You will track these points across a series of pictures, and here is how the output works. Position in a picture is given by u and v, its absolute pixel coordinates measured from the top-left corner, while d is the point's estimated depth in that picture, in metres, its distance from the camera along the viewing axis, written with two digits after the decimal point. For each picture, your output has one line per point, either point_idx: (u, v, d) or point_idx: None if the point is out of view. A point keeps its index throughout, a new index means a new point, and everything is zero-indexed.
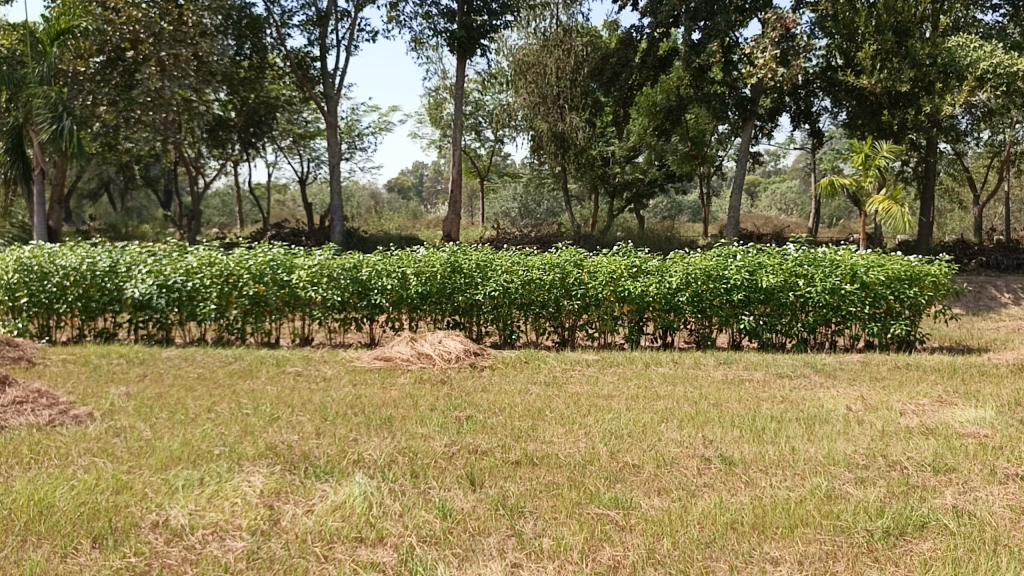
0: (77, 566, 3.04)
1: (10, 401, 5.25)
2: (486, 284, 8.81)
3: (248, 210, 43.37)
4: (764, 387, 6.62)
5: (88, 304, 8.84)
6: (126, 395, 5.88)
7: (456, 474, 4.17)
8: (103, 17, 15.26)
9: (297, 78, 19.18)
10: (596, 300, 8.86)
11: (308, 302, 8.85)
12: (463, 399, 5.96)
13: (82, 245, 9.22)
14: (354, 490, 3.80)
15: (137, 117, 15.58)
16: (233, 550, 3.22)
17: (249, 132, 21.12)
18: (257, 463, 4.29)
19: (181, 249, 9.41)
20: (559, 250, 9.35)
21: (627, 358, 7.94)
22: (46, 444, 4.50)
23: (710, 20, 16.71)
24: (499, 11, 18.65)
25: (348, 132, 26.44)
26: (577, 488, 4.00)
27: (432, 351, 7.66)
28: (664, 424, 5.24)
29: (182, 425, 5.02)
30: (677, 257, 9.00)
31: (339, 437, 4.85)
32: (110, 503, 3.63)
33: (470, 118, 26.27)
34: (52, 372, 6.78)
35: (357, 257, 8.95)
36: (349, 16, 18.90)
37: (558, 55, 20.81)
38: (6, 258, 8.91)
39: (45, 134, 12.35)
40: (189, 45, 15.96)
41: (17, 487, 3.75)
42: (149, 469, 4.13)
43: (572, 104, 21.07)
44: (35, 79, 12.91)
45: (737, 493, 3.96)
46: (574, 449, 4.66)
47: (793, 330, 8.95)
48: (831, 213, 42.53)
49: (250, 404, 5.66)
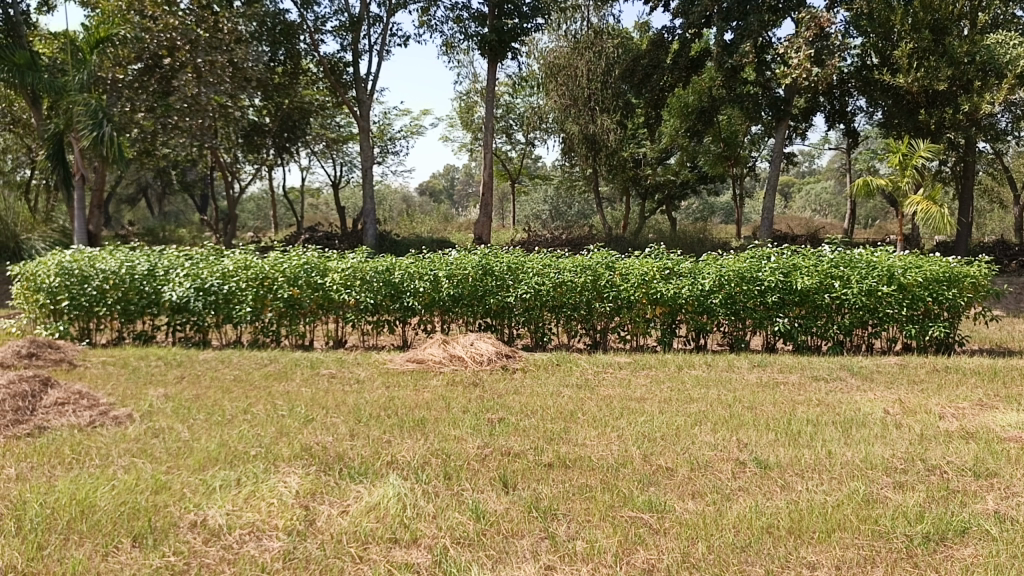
0: (118, 565, 3.09)
1: (51, 403, 5.39)
2: (518, 286, 8.82)
3: (282, 214, 44.19)
4: (800, 390, 6.55)
5: (126, 308, 8.99)
6: (164, 397, 5.96)
7: (489, 476, 4.18)
8: (140, 25, 15.41)
9: (329, 83, 19.33)
10: (628, 302, 8.80)
11: (341, 304, 8.93)
12: (495, 401, 5.98)
13: (121, 250, 9.41)
14: (388, 491, 3.82)
15: (174, 123, 15.78)
16: (270, 550, 3.26)
17: (284, 136, 21.65)
18: (293, 464, 4.33)
19: (219, 253, 9.57)
20: (591, 252, 9.33)
21: (660, 360, 7.92)
22: (87, 445, 4.59)
23: (743, 20, 16.59)
24: (530, 14, 18.59)
25: (379, 136, 26.70)
26: (610, 490, 4.00)
27: (464, 353, 7.68)
28: (697, 427, 5.20)
29: (219, 426, 5.10)
30: (710, 259, 8.94)
31: (372, 439, 4.88)
32: (150, 503, 3.69)
33: (501, 121, 26.39)
34: (92, 373, 6.92)
35: (389, 260, 9.01)
36: (381, 21, 19.08)
37: (589, 57, 20.67)
38: (48, 262, 9.10)
39: (86, 140, 12.63)
40: (224, 51, 16.34)
41: (60, 486, 3.83)
42: (187, 469, 4.19)
43: (603, 106, 21.02)
44: (75, 86, 13.13)
45: (774, 497, 3.92)
46: (607, 451, 4.65)
47: (829, 332, 8.83)
48: (867, 214, 42.34)
49: (285, 406, 5.72)
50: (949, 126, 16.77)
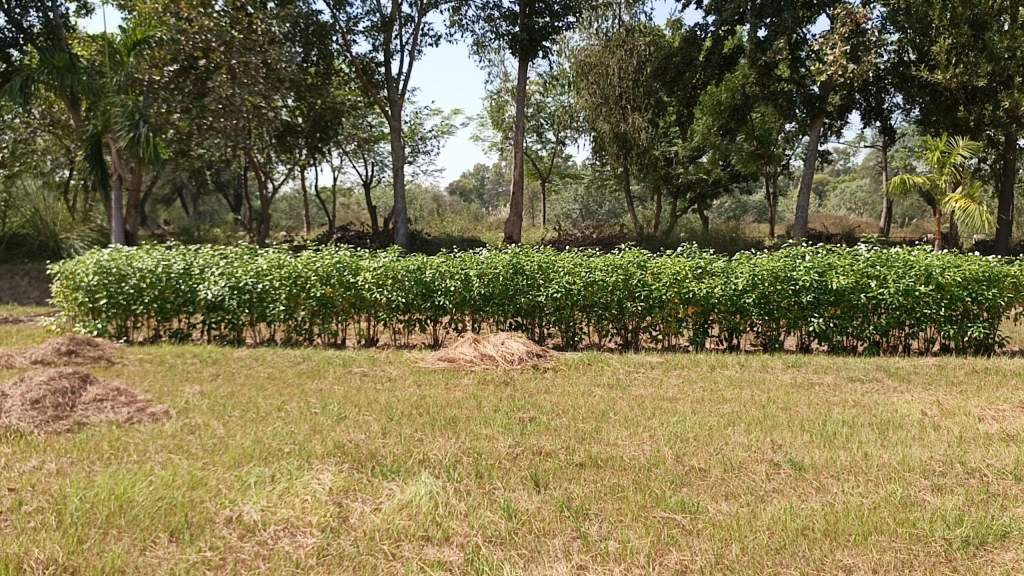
0: (156, 559, 3.14)
1: (90, 399, 5.48)
2: (548, 286, 8.80)
3: (314, 214, 44.58)
4: (835, 391, 6.46)
5: (162, 306, 9.12)
6: (200, 394, 6.05)
7: (520, 475, 4.18)
8: (176, 27, 15.67)
9: (361, 83, 19.45)
10: (660, 301, 8.74)
11: (373, 303, 8.99)
12: (526, 400, 5.97)
13: (157, 249, 9.55)
14: (421, 489, 3.84)
15: (208, 124, 16.05)
16: (304, 546, 3.29)
17: (316, 137, 21.84)
18: (326, 461, 4.37)
19: (253, 252, 9.67)
20: (622, 251, 9.28)
21: (693, 360, 7.87)
22: (125, 441, 4.67)
23: (777, 17, 16.41)
24: (561, 12, 18.54)
25: (410, 136, 26.81)
26: (642, 490, 3.98)
27: (495, 352, 7.69)
28: (730, 428, 5.16)
29: (254, 423, 5.16)
30: (743, 259, 8.86)
31: (404, 437, 4.90)
32: (186, 498, 3.75)
33: (531, 120, 26.38)
34: (129, 371, 7.02)
35: (421, 259, 9.05)
36: (412, 22, 19.15)
37: (621, 55, 20.58)
38: (87, 261, 9.26)
39: (123, 141, 12.86)
40: (258, 52, 16.43)
41: (99, 481, 3.90)
42: (223, 466, 4.24)
43: (635, 104, 20.93)
44: (112, 87, 13.35)
45: (809, 499, 3.87)
46: (639, 451, 4.62)
47: (865, 333, 8.71)
48: (903, 212, 41.70)
49: (318, 404, 5.76)
50: (989, 122, 16.46)
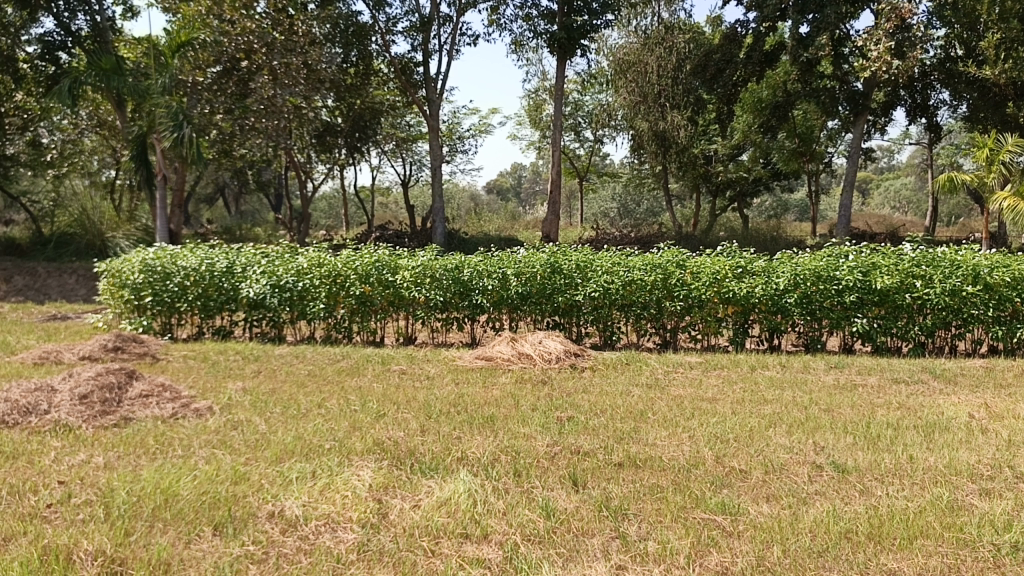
0: (201, 552, 3.19)
1: (136, 395, 5.59)
2: (586, 285, 8.77)
3: (353, 213, 45.02)
4: (879, 392, 6.35)
5: (206, 304, 9.28)
6: (242, 391, 6.14)
7: (558, 474, 4.17)
8: (220, 28, 15.85)
9: (400, 83, 19.58)
10: (700, 301, 8.68)
11: (411, 302, 9.04)
12: (564, 399, 5.96)
13: (201, 247, 9.71)
14: (459, 486, 3.86)
15: (250, 125, 16.30)
16: (345, 541, 3.33)
17: (355, 136, 22.06)
18: (366, 458, 4.41)
19: (294, 250, 9.79)
20: (661, 250, 9.21)
21: (732, 361, 7.79)
22: (170, 436, 4.76)
23: (819, 13, 16.16)
24: (599, 10, 18.47)
25: (449, 135, 26.92)
26: (682, 491, 3.95)
27: (532, 351, 7.69)
28: (771, 429, 5.10)
29: (295, 420, 5.22)
30: (785, 258, 8.76)
31: (443, 435, 4.93)
32: (230, 493, 3.81)
33: (569, 119, 26.33)
34: (174, 367, 7.15)
35: (459, 257, 9.08)
36: (451, 21, 19.23)
37: (659, 53, 20.47)
38: (133, 259, 9.45)
39: (168, 141, 13.11)
40: (299, 53, 16.64)
41: (145, 475, 3.98)
42: (265, 461, 4.30)
43: (674, 102, 20.82)
44: (157, 88, 13.60)
45: (852, 502, 3.82)
46: (678, 452, 4.59)
47: (909, 334, 8.55)
48: (950, 211, 40.88)
49: (358, 401, 5.82)
50: None
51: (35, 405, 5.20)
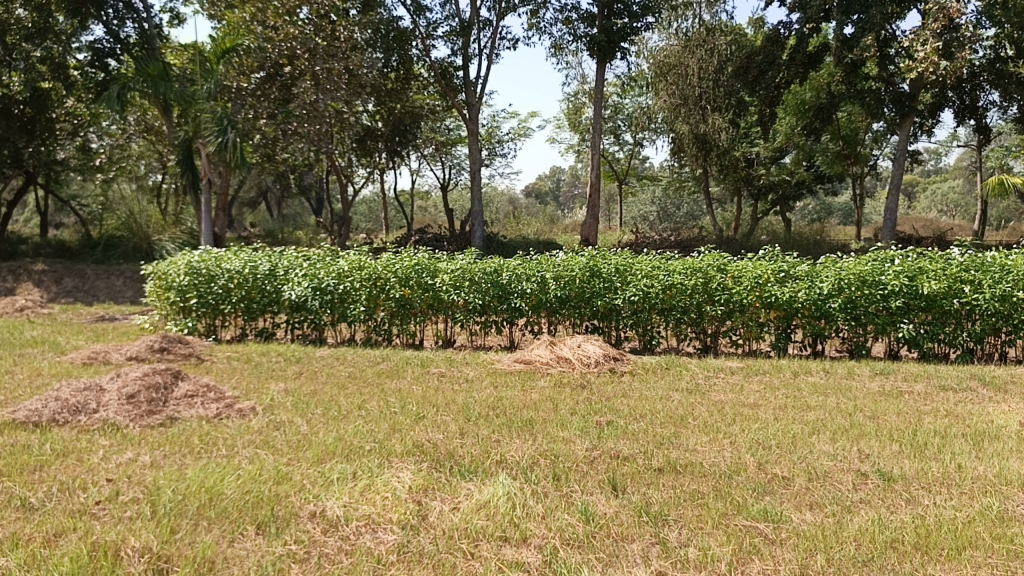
0: (244, 551, 3.24)
1: (181, 395, 5.70)
2: (626, 289, 8.72)
3: (393, 216, 45.40)
4: (926, 400, 6.22)
5: (249, 306, 9.43)
6: (285, 392, 6.22)
7: (598, 479, 4.15)
8: (263, 35, 16.03)
9: (440, 87, 19.69)
10: (741, 306, 8.58)
11: (450, 305, 9.08)
12: (604, 404, 5.94)
13: (244, 250, 9.87)
14: (498, 490, 3.86)
15: (293, 129, 16.46)
16: (385, 542, 3.35)
17: (395, 141, 22.25)
18: (406, 460, 4.44)
19: (335, 253, 9.89)
20: (702, 254, 9.13)
21: (775, 366, 7.68)
22: (214, 436, 4.83)
23: (864, 13, 15.89)
24: (640, 13, 18.38)
25: (488, 139, 27.01)
26: (723, 498, 3.90)
27: (571, 355, 7.68)
28: (815, 436, 5.03)
29: (336, 421, 5.28)
30: (829, 262, 8.63)
31: (482, 438, 4.94)
32: (272, 492, 3.86)
33: (609, 122, 26.25)
34: (218, 368, 7.27)
35: (498, 261, 9.11)
36: (491, 25, 19.29)
37: (700, 55, 20.33)
38: (179, 262, 9.64)
39: (213, 146, 13.35)
40: (341, 59, 16.83)
41: (191, 474, 4.05)
42: (306, 461, 4.36)
43: (714, 105, 20.66)
44: (202, 94, 13.86)
45: (898, 511, 3.74)
46: (719, 458, 4.55)
47: (958, 340, 8.37)
48: (1000, 215, 39.93)
49: (397, 403, 5.85)
50: None
51: (84, 404, 5.32)
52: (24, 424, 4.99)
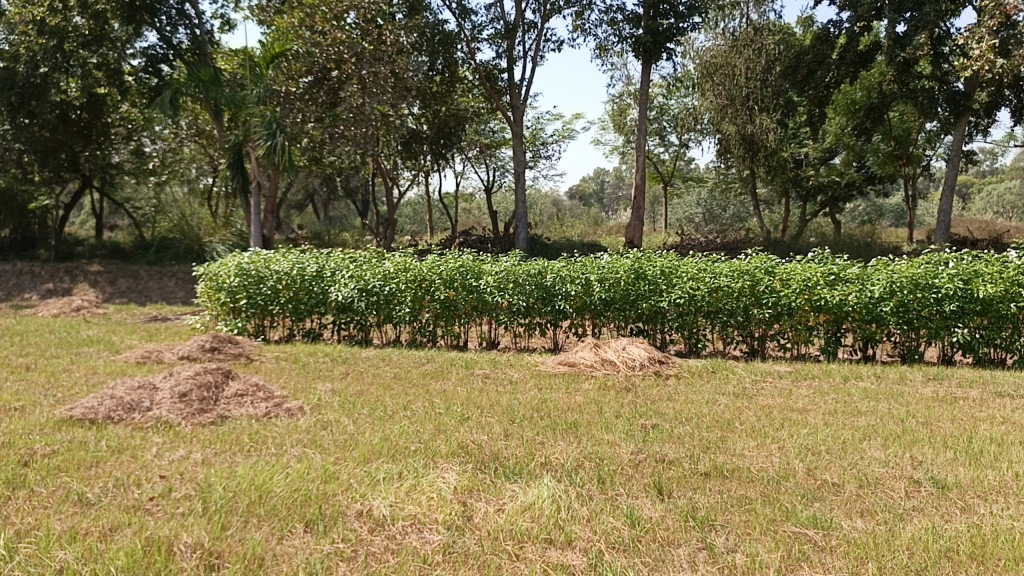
0: (293, 548, 3.29)
1: (232, 394, 5.80)
2: (671, 291, 8.65)
3: (437, 218, 45.67)
4: (982, 406, 6.07)
5: (297, 307, 9.57)
6: (331, 392, 6.31)
7: (643, 483, 4.13)
8: (312, 39, 16.16)
9: (485, 90, 19.76)
10: (789, 309, 8.46)
11: (495, 307, 9.11)
12: (649, 407, 5.90)
13: (292, 252, 10.01)
14: (543, 492, 3.87)
15: (340, 132, 16.81)
16: (431, 542, 3.37)
17: (440, 143, 22.37)
18: (451, 460, 4.46)
19: (380, 255, 9.98)
20: (749, 256, 9.01)
21: (824, 371, 7.56)
22: (263, 435, 4.92)
23: (917, 11, 15.54)
24: (686, 13, 18.22)
25: (532, 141, 27.02)
26: (772, 503, 3.85)
27: (616, 358, 7.64)
28: (866, 441, 4.94)
29: (382, 421, 5.33)
30: (880, 265, 8.46)
31: (526, 439, 4.95)
32: (320, 491, 3.91)
33: (654, 123, 26.08)
34: (267, 368, 7.38)
35: (542, 263, 9.10)
36: (536, 27, 19.29)
37: (748, 55, 20.12)
38: (229, 263, 9.81)
39: (262, 149, 13.58)
40: (387, 62, 16.91)
41: (241, 471, 4.13)
42: (353, 461, 4.41)
43: (762, 105, 20.31)
44: (253, 99, 14.10)
45: (952, 520, 3.66)
46: (767, 463, 4.49)
47: (1015, 345, 8.15)
48: None
49: (442, 404, 5.89)
50: None
51: (138, 402, 5.46)
52: (82, 421, 5.13)
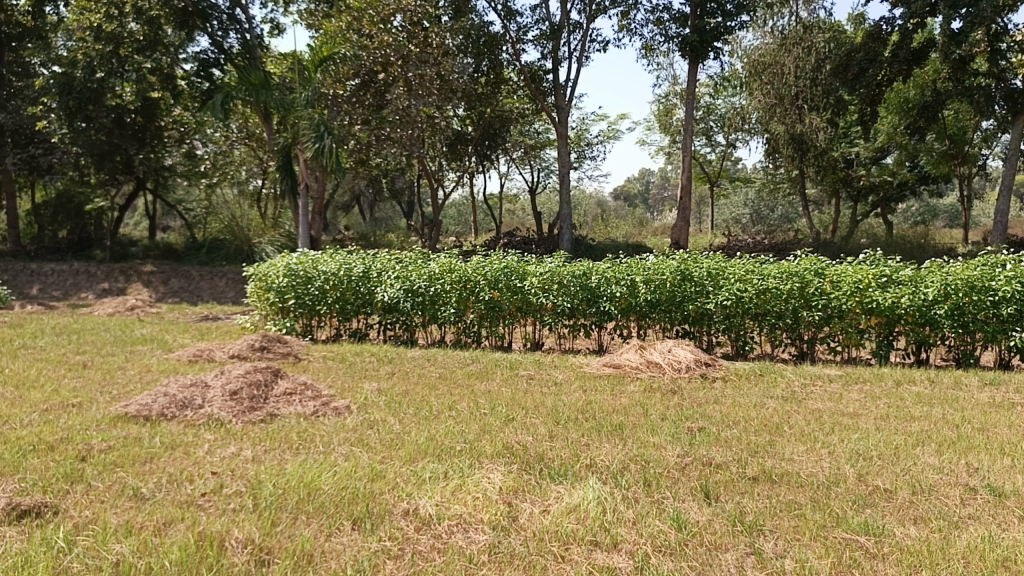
0: (341, 545, 3.34)
1: (281, 392, 5.90)
2: (718, 293, 8.56)
3: (481, 219, 45.81)
4: None
5: (344, 307, 9.68)
6: (378, 391, 6.37)
7: (690, 486, 4.09)
8: (359, 42, 16.33)
9: (530, 91, 19.78)
10: (840, 311, 8.31)
11: (540, 308, 9.11)
12: (695, 410, 5.85)
13: (339, 252, 10.12)
14: (589, 494, 3.86)
15: (386, 135, 16.96)
16: (476, 542, 3.39)
17: (485, 145, 22.43)
18: (496, 460, 4.48)
19: (426, 256, 10.03)
20: (798, 258, 8.88)
21: (875, 375, 7.41)
22: (312, 433, 4.99)
23: (974, 7, 15.15)
24: (734, 12, 18.02)
25: (577, 142, 26.95)
26: (821, 509, 3.79)
27: (661, 359, 7.59)
28: (919, 447, 4.83)
29: (427, 421, 5.37)
30: (934, 266, 8.27)
31: (571, 441, 4.94)
32: (367, 489, 3.95)
33: (701, 123, 25.84)
34: (315, 368, 7.48)
35: (587, 264, 9.08)
36: (581, 28, 19.25)
37: (797, 54, 19.85)
38: (278, 264, 9.96)
39: (310, 152, 13.77)
40: (433, 64, 16.97)
41: (290, 469, 4.20)
42: (400, 460, 4.45)
43: (812, 104, 19.97)
44: (301, 102, 14.32)
45: (1010, 528, 3.56)
46: (817, 468, 4.42)
47: None
48: None
49: (487, 405, 5.92)
50: None
51: (191, 400, 5.58)
52: (136, 418, 5.25)
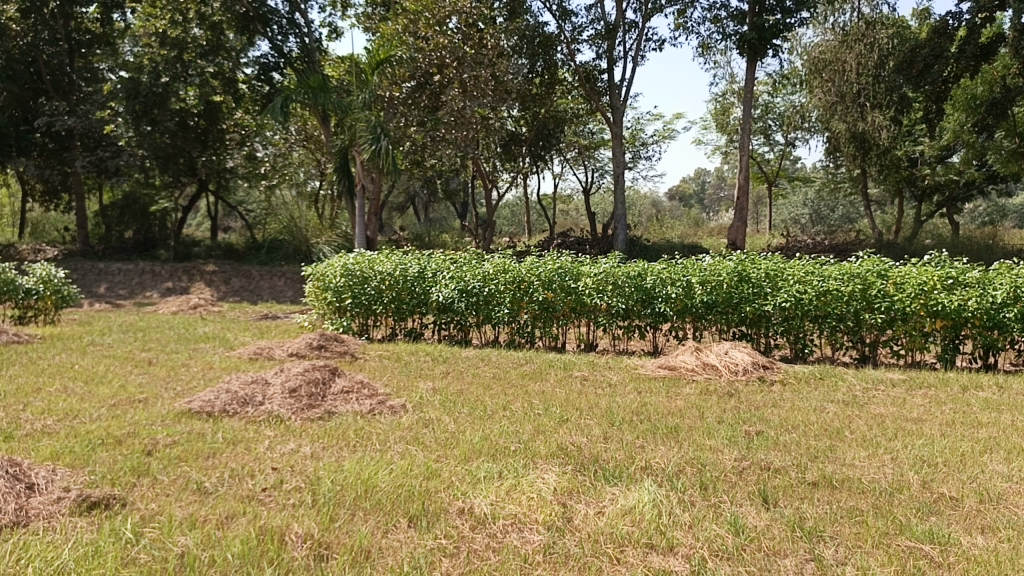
0: (397, 542, 3.38)
1: (338, 390, 6.00)
2: (776, 294, 8.42)
3: (535, 220, 45.80)
4: None
5: (399, 306, 9.79)
6: (433, 390, 6.43)
7: (748, 490, 4.04)
8: (415, 45, 16.45)
9: (585, 91, 19.72)
10: (903, 314, 8.11)
11: (594, 309, 9.09)
12: (752, 413, 5.76)
13: (395, 252, 10.23)
14: (644, 496, 3.83)
15: (441, 135, 17.14)
16: (532, 542, 3.40)
17: (539, 145, 22.41)
18: (550, 461, 4.48)
19: (480, 256, 10.08)
20: (860, 259, 8.67)
21: (941, 379, 7.21)
22: (368, 431, 5.05)
23: None
24: (793, 8, 17.69)
25: (631, 142, 26.77)
26: (884, 516, 3.70)
27: (718, 362, 7.50)
28: (987, 455, 4.68)
29: (482, 421, 5.39)
30: (1003, 268, 8.01)
31: (626, 443, 4.92)
32: (423, 487, 3.99)
33: (758, 122, 25.44)
34: (371, 367, 7.58)
35: (642, 265, 9.01)
36: (636, 27, 19.14)
37: (858, 50, 19.16)
38: (335, 264, 10.11)
39: (367, 153, 13.95)
40: (488, 65, 17.03)
41: (348, 466, 4.26)
42: (454, 459, 4.47)
43: (875, 101, 19.39)
44: (358, 104, 14.51)
45: None
46: (879, 474, 4.32)
47: None
48: None
49: (541, 405, 5.92)
50: None
51: (251, 397, 5.70)
52: (199, 414, 5.38)
